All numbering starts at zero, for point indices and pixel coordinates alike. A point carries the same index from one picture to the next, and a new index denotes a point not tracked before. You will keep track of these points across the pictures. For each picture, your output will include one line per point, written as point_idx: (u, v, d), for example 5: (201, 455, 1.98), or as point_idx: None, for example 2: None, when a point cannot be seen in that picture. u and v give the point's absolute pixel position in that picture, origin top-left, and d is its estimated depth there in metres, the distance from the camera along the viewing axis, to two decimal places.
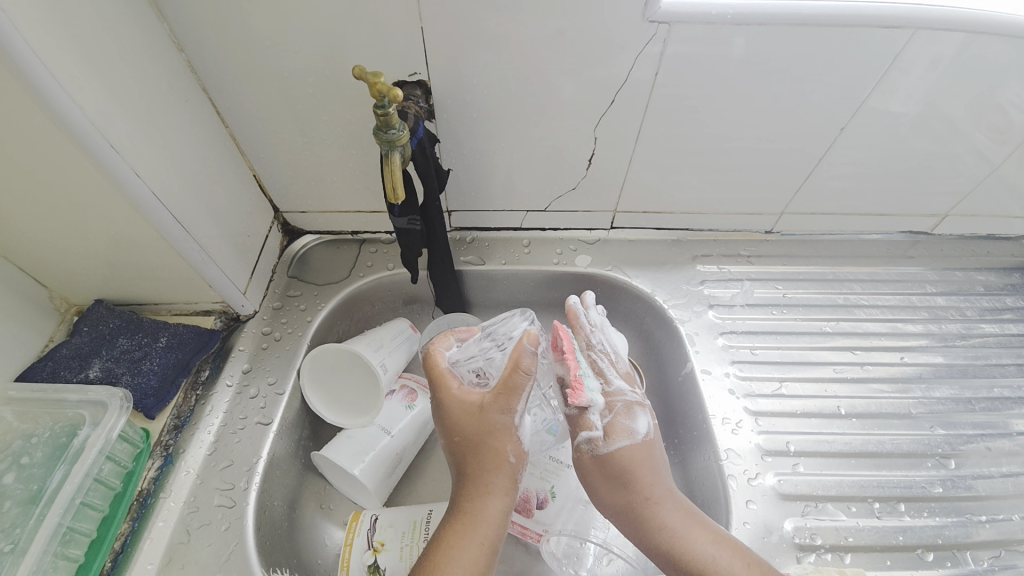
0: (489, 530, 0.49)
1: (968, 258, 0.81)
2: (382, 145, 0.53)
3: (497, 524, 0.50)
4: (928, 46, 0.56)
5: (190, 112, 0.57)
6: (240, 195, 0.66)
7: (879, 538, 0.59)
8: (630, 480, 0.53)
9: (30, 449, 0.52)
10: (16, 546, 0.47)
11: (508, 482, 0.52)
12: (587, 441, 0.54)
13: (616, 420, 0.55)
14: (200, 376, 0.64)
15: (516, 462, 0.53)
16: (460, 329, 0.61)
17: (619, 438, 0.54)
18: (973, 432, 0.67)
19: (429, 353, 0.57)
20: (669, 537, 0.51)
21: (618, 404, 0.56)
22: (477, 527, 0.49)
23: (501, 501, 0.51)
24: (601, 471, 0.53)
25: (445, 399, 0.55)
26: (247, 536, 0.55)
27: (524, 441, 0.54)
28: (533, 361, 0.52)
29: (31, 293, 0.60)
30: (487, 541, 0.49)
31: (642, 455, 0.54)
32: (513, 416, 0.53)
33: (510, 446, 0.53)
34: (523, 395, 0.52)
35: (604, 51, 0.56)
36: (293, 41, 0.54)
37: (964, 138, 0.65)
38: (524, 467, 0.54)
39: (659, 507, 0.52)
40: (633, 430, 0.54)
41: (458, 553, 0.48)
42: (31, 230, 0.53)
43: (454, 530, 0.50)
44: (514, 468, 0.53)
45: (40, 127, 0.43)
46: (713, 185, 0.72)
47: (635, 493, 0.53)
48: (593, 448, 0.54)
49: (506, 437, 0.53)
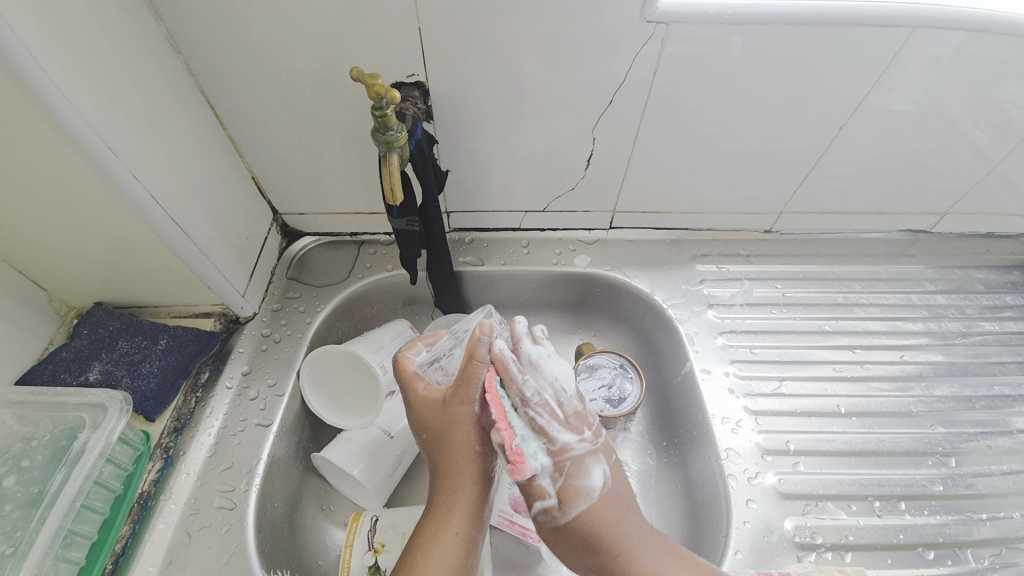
0: (463, 523, 0.50)
1: (967, 256, 0.81)
2: (380, 146, 0.53)
3: (472, 516, 0.51)
4: (926, 45, 0.56)
5: (189, 115, 0.57)
6: (239, 197, 0.66)
7: (880, 537, 0.59)
8: (598, 541, 0.50)
9: (31, 452, 0.52)
10: (16, 550, 0.47)
11: (479, 472, 0.52)
12: (543, 512, 0.51)
13: (568, 484, 0.51)
14: (200, 378, 0.64)
15: (484, 451, 0.53)
16: (427, 335, 0.62)
17: (574, 503, 0.50)
18: (973, 430, 0.67)
19: (398, 360, 0.58)
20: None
21: (568, 464, 0.51)
22: (452, 522, 0.50)
23: (474, 492, 0.52)
24: (566, 539, 0.51)
25: (413, 401, 0.55)
26: (248, 538, 0.55)
27: (490, 428, 0.53)
28: (488, 350, 0.51)
29: (30, 297, 0.60)
30: (463, 535, 0.50)
31: (604, 511, 0.51)
32: (477, 407, 0.52)
33: (475, 437, 0.52)
34: (480, 385, 0.51)
35: (602, 52, 0.56)
36: (291, 43, 0.54)
37: (962, 137, 0.65)
38: (495, 454, 0.54)
39: (630, 560, 0.49)
40: (588, 490, 0.51)
41: (435, 550, 0.48)
42: (30, 233, 0.53)
43: (430, 527, 0.50)
44: (484, 458, 0.52)
45: (39, 131, 0.43)
46: (712, 185, 0.72)
47: (604, 554, 0.50)
48: (551, 519, 0.51)
49: (469, 430, 0.52)
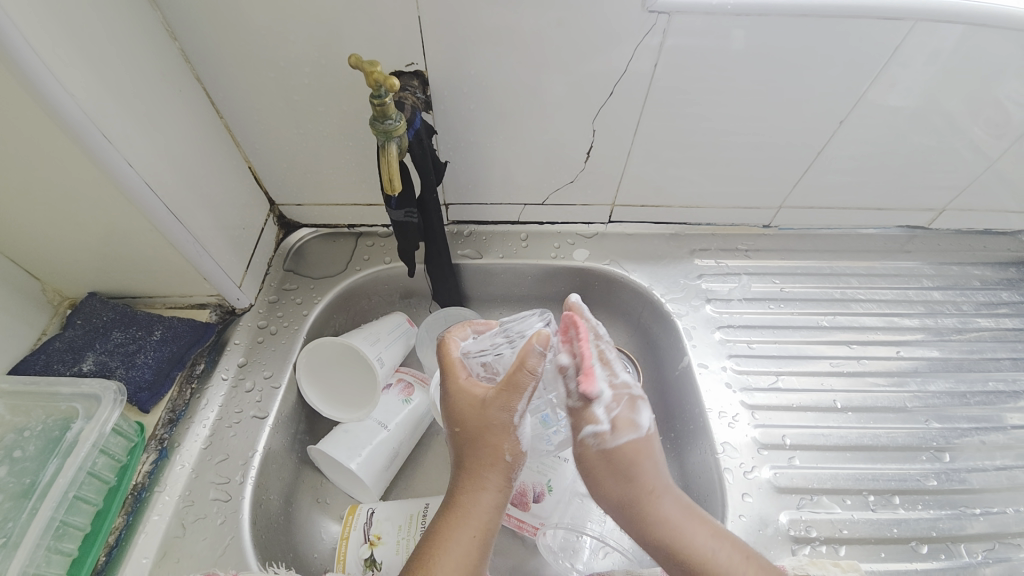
0: (480, 525, 0.50)
1: (964, 253, 0.81)
2: (379, 136, 0.53)
3: (488, 520, 0.50)
4: (927, 39, 0.55)
5: (184, 102, 0.56)
6: (236, 187, 0.65)
7: (874, 531, 0.59)
8: (633, 472, 0.52)
9: (24, 443, 0.52)
10: (8, 540, 0.46)
11: (503, 480, 0.52)
12: (593, 436, 0.52)
13: (622, 413, 0.53)
14: (195, 369, 0.63)
15: (511, 459, 0.52)
16: (477, 322, 0.61)
17: (625, 432, 0.52)
18: (967, 425, 0.67)
19: (443, 341, 0.57)
20: (670, 530, 0.50)
21: (625, 398, 0.54)
22: (469, 522, 0.49)
23: (493, 498, 0.51)
24: (605, 465, 0.52)
25: (450, 389, 0.55)
26: (243, 530, 0.55)
27: (522, 441, 0.52)
28: (540, 360, 0.50)
29: (23, 286, 0.59)
30: (479, 536, 0.49)
31: (645, 446, 0.53)
32: (514, 416, 0.52)
33: (507, 444, 0.52)
34: (525, 393, 0.51)
35: (603, 43, 0.55)
36: (289, 31, 0.53)
37: (962, 133, 0.65)
38: (521, 465, 0.53)
39: (658, 499, 0.51)
40: (637, 424, 0.53)
41: (450, 548, 0.48)
42: (23, 222, 0.53)
43: (448, 521, 0.50)
44: (508, 465, 0.52)
45: (30, 116, 0.43)
46: (711, 179, 0.72)
47: (639, 487, 0.51)
48: (600, 442, 0.52)
49: (504, 436, 0.52)
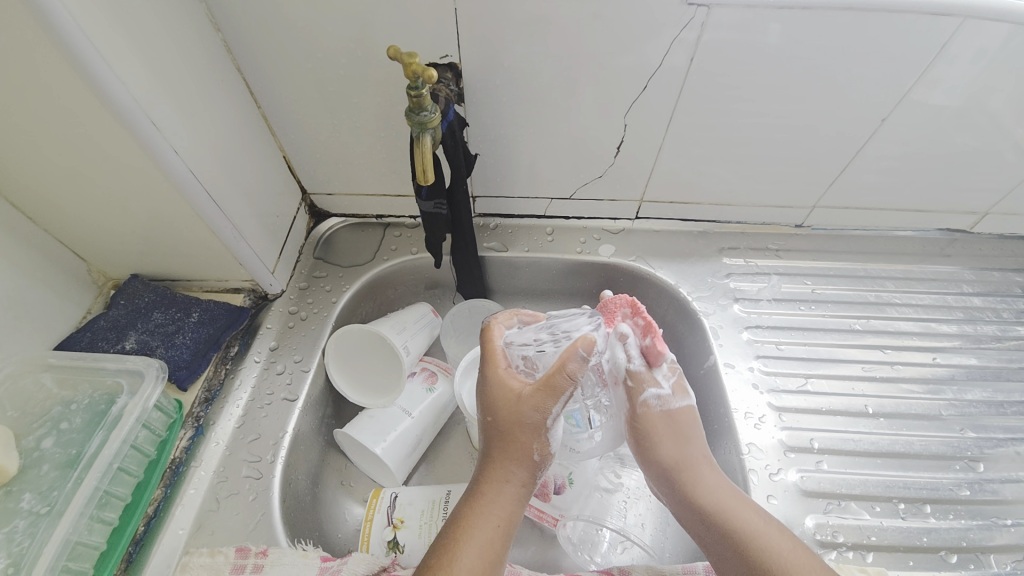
0: (503, 518, 0.50)
1: (1007, 259, 0.78)
2: (413, 127, 0.53)
3: (511, 512, 0.51)
4: (977, 36, 0.53)
5: (226, 91, 0.58)
6: (270, 175, 0.67)
7: (903, 539, 0.58)
8: (684, 438, 0.54)
9: (70, 415, 0.54)
10: (53, 508, 0.48)
11: (527, 477, 0.53)
12: (656, 398, 0.54)
13: (677, 380, 0.55)
14: (230, 351, 0.65)
15: (538, 459, 0.53)
16: (524, 313, 0.61)
17: (680, 397, 0.55)
18: (1004, 436, 0.65)
19: (488, 326, 0.58)
20: (718, 500, 0.50)
21: (676, 369, 0.57)
22: (493, 515, 0.50)
23: (517, 492, 0.52)
24: (665, 428, 0.53)
25: (488, 376, 0.55)
26: (273, 507, 0.56)
27: (551, 443, 0.53)
28: (580, 367, 0.52)
29: (70, 266, 0.62)
30: (503, 530, 0.50)
31: (692, 419, 0.55)
32: (548, 419, 0.52)
33: (536, 444, 0.52)
34: (563, 398, 0.51)
35: (639, 37, 0.55)
36: (328, 22, 0.54)
37: (1009, 134, 0.62)
38: (545, 465, 0.54)
39: (707, 468, 0.53)
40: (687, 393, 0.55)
41: (474, 538, 0.48)
42: (73, 205, 0.55)
43: (475, 512, 0.50)
44: (534, 463, 0.52)
45: (86, 102, 0.44)
46: (743, 177, 0.70)
47: (687, 454, 0.53)
48: (662, 404, 0.54)
49: (534, 434, 0.52)
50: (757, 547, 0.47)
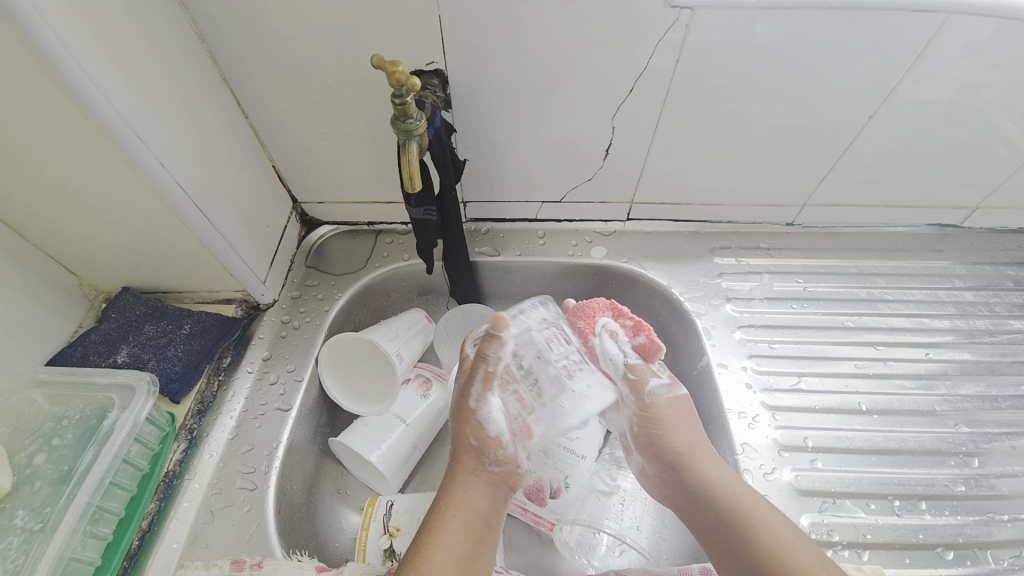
0: (469, 516, 0.51)
1: (998, 252, 0.78)
2: (399, 135, 0.53)
3: (468, 501, 0.52)
4: (961, 32, 0.53)
5: (213, 103, 0.58)
6: (260, 185, 0.67)
7: (899, 536, 0.58)
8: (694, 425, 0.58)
9: (61, 431, 0.54)
10: (46, 525, 0.48)
11: (477, 465, 0.54)
12: (661, 387, 0.58)
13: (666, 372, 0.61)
14: (222, 362, 0.65)
15: (480, 444, 0.54)
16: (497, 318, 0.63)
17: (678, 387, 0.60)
18: (998, 430, 0.65)
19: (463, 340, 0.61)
20: (729, 481, 0.53)
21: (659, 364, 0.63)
22: (459, 513, 0.51)
23: (468, 479, 0.53)
24: (675, 416, 0.57)
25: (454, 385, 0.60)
26: (268, 518, 0.56)
27: (487, 425, 0.54)
28: (492, 345, 0.56)
29: (61, 280, 0.62)
30: (472, 527, 0.50)
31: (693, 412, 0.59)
32: (472, 400, 0.55)
33: (469, 429, 0.54)
34: (480, 377, 0.55)
35: (624, 41, 0.55)
36: (313, 32, 0.54)
37: (996, 129, 0.62)
38: (495, 450, 0.54)
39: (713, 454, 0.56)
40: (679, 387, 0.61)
41: (435, 529, 0.50)
42: (61, 219, 0.55)
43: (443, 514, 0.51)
44: (483, 450, 0.54)
45: (71, 118, 0.44)
46: (733, 176, 0.71)
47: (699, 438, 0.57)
48: (669, 392, 0.58)
49: (464, 423, 0.55)
50: (769, 526, 0.49)
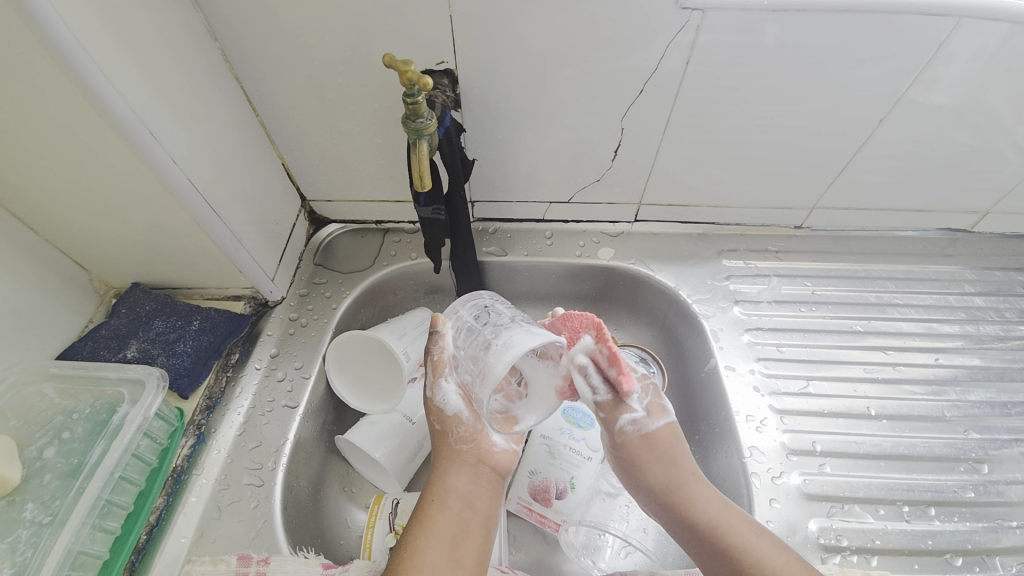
0: (450, 505, 0.51)
1: (1009, 258, 0.78)
2: (410, 134, 0.53)
3: (448, 488, 0.52)
4: (973, 36, 0.53)
5: (225, 101, 0.58)
6: (270, 183, 0.67)
7: (907, 542, 0.57)
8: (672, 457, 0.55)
9: (72, 425, 0.54)
10: (55, 518, 0.48)
11: (447, 448, 0.55)
12: (632, 423, 0.55)
13: (652, 399, 0.58)
14: (231, 358, 0.66)
15: (443, 426, 0.55)
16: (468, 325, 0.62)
17: (658, 417, 0.57)
18: (1007, 436, 0.65)
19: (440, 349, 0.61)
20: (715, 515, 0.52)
21: (649, 387, 0.59)
22: (439, 502, 0.51)
23: (444, 465, 0.54)
24: (649, 454, 0.55)
25: None
26: (275, 515, 0.56)
27: (444, 407, 0.55)
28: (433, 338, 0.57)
29: (72, 275, 0.62)
30: (453, 512, 0.51)
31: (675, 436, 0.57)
32: (427, 390, 0.56)
33: (432, 416, 0.56)
34: (430, 366, 0.56)
35: (634, 41, 0.55)
36: (324, 31, 0.54)
37: (1007, 133, 0.62)
38: (459, 429, 0.55)
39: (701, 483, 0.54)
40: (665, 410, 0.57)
41: (423, 521, 0.50)
42: (73, 214, 0.55)
43: (424, 510, 0.51)
44: (447, 432, 0.55)
45: (85, 114, 0.45)
46: (742, 179, 0.70)
47: (682, 468, 0.55)
48: (639, 428, 0.55)
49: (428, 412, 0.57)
50: (751, 556, 0.49)
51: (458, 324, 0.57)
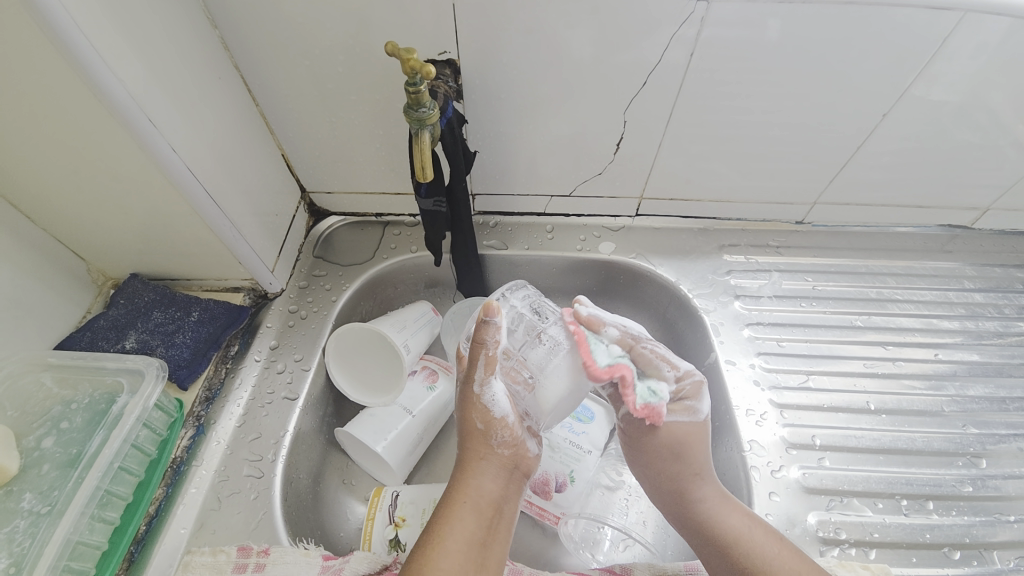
0: (481, 509, 0.49)
1: (1008, 255, 0.78)
2: (412, 124, 0.53)
3: (481, 490, 0.50)
4: (977, 31, 0.53)
5: (225, 90, 0.57)
6: (269, 174, 0.66)
7: (905, 536, 0.58)
8: (677, 457, 0.54)
9: (70, 414, 0.54)
10: (53, 508, 0.48)
11: (485, 450, 0.52)
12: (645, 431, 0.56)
13: (680, 405, 0.55)
14: (230, 350, 0.65)
15: (486, 427, 0.53)
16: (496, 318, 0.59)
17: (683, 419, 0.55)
18: (1005, 432, 0.65)
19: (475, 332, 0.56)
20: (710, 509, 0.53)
21: (685, 387, 0.55)
22: (470, 502, 0.49)
23: (480, 466, 0.51)
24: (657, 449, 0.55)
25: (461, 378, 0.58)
26: (275, 506, 0.56)
27: (490, 409, 0.52)
28: (488, 331, 0.52)
29: (70, 265, 0.62)
30: (483, 515, 0.49)
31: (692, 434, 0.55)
32: (474, 386, 0.53)
33: (475, 412, 0.53)
34: (477, 363, 0.52)
35: (638, 34, 0.54)
36: (326, 21, 0.54)
37: (1008, 130, 0.62)
38: (501, 432, 0.52)
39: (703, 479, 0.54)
40: (694, 410, 0.55)
41: (450, 520, 0.48)
42: (73, 203, 0.55)
43: (451, 509, 0.49)
44: (489, 433, 0.52)
45: (84, 99, 0.44)
46: (744, 174, 0.70)
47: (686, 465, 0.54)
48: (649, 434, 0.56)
49: (469, 406, 0.53)
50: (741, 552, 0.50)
51: (512, 317, 0.57)
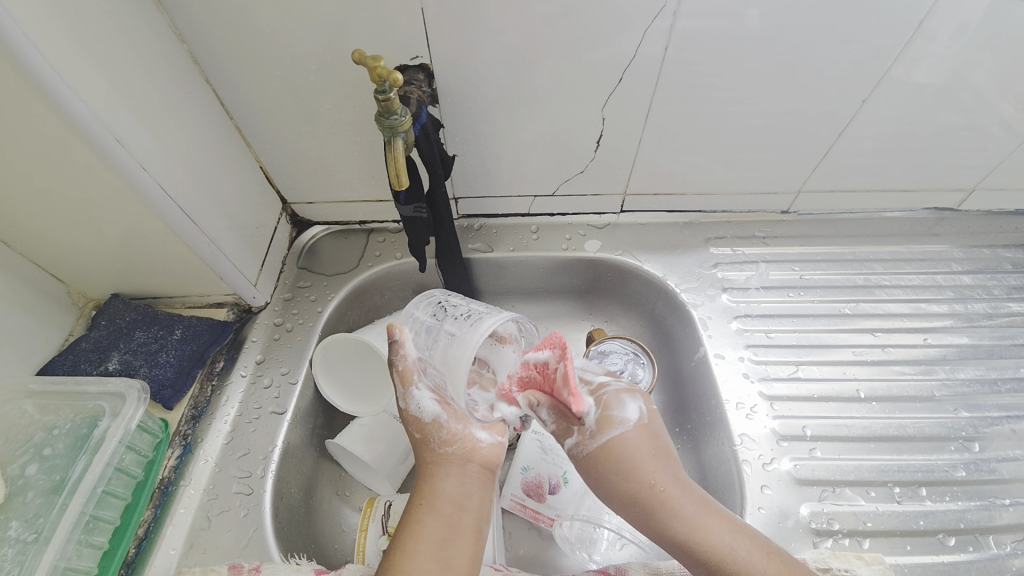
0: (438, 508, 0.50)
1: (995, 235, 0.78)
2: (384, 132, 0.52)
3: (433, 492, 0.52)
4: (954, 12, 0.52)
5: (196, 105, 0.57)
6: (247, 187, 0.66)
7: (899, 523, 0.58)
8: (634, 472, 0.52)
9: (53, 441, 0.53)
10: (39, 536, 0.48)
11: (431, 455, 0.55)
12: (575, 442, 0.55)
13: (605, 413, 0.55)
14: (215, 367, 0.65)
15: (424, 434, 0.55)
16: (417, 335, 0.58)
17: (609, 429, 0.55)
18: (997, 414, 0.65)
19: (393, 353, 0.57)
20: (682, 524, 0.50)
21: (606, 396, 0.57)
22: (427, 503, 0.51)
23: (429, 471, 0.54)
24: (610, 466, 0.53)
25: None
26: (265, 522, 0.56)
27: (421, 418, 0.55)
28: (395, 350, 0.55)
29: (49, 288, 0.61)
30: (441, 513, 0.50)
31: (639, 441, 0.54)
32: (400, 402, 0.56)
33: (411, 425, 0.56)
34: (397, 379, 0.55)
35: (612, 29, 0.54)
36: (295, 31, 0.53)
37: (990, 110, 0.62)
38: (439, 433, 0.55)
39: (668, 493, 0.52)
40: (624, 420, 0.55)
41: (408, 525, 0.49)
42: (45, 226, 0.54)
43: (413, 514, 0.50)
44: (428, 438, 0.55)
45: (48, 124, 0.44)
46: (727, 165, 0.70)
47: (642, 481, 0.52)
48: (581, 446, 0.55)
49: (406, 422, 0.57)
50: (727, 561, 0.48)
51: (416, 327, 0.54)
